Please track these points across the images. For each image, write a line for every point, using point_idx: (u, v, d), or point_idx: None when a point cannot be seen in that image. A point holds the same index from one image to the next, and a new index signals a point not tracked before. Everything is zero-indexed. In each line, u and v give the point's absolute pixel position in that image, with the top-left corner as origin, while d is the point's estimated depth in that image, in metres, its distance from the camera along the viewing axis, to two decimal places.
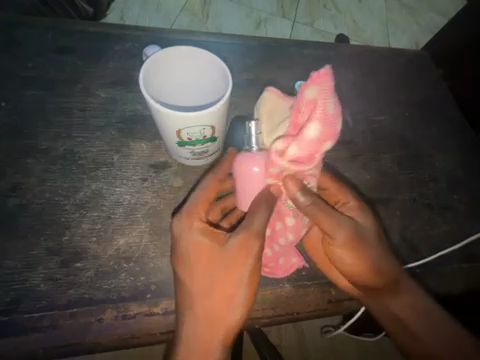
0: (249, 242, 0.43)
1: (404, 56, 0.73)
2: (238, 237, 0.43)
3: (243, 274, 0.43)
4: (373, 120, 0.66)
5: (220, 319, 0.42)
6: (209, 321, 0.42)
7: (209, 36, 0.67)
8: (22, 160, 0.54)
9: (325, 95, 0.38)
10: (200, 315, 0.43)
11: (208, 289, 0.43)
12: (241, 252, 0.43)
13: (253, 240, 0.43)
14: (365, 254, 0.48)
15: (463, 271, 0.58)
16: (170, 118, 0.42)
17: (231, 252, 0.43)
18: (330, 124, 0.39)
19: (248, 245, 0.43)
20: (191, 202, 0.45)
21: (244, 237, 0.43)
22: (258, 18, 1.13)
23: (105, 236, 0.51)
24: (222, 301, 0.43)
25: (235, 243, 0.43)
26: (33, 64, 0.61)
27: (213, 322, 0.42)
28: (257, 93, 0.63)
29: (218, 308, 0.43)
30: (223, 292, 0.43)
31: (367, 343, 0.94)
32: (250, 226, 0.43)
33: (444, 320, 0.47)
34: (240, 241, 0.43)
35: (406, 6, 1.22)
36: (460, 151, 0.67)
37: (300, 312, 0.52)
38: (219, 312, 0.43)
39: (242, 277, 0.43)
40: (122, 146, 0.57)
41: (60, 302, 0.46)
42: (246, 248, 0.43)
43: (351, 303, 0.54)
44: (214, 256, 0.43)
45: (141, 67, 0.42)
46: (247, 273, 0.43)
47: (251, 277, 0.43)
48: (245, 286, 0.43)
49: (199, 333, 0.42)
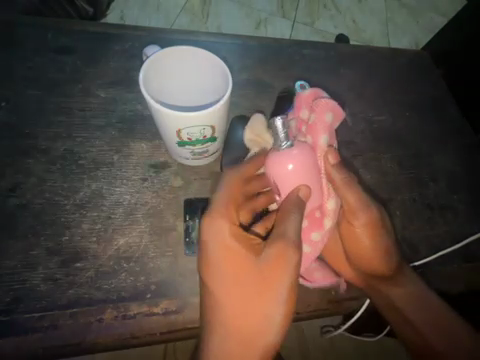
0: (285, 253, 0.40)
1: (403, 56, 0.73)
2: (274, 247, 0.40)
3: (281, 288, 0.40)
4: (373, 120, 0.66)
5: (254, 335, 0.40)
6: (242, 337, 0.41)
7: (209, 36, 0.67)
8: (22, 160, 0.54)
9: (313, 84, 0.45)
10: (233, 330, 0.41)
11: (240, 301, 0.41)
12: (279, 264, 0.40)
13: (290, 250, 0.40)
14: (379, 241, 0.51)
15: (464, 272, 0.58)
16: (170, 118, 0.42)
17: (267, 264, 0.40)
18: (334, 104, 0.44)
19: (285, 257, 0.40)
20: (215, 200, 0.44)
21: (280, 246, 0.40)
22: (258, 18, 1.13)
23: (105, 236, 0.51)
24: (257, 317, 0.40)
25: (271, 253, 0.40)
26: (33, 64, 0.60)
27: (246, 338, 0.40)
28: (257, 93, 0.63)
29: (253, 324, 0.40)
30: (259, 307, 0.40)
31: (367, 343, 0.94)
32: (284, 232, 0.41)
33: (444, 313, 0.51)
34: (276, 252, 0.40)
35: (406, 6, 1.22)
36: (460, 151, 0.67)
37: (300, 312, 0.52)
38: (253, 328, 0.40)
39: (279, 291, 0.40)
40: (122, 146, 0.57)
41: (60, 302, 0.46)
42: (283, 260, 0.40)
43: (351, 302, 0.54)
44: (248, 269, 0.41)
45: (141, 67, 0.42)
46: (286, 286, 0.40)
47: (289, 290, 0.40)
48: (283, 300, 0.40)
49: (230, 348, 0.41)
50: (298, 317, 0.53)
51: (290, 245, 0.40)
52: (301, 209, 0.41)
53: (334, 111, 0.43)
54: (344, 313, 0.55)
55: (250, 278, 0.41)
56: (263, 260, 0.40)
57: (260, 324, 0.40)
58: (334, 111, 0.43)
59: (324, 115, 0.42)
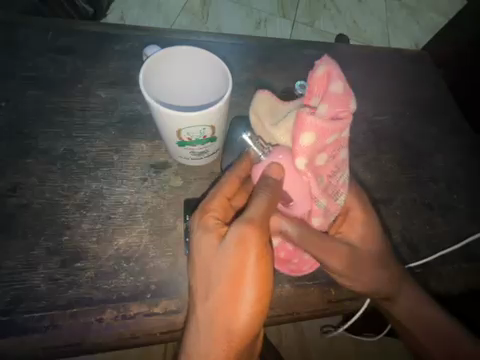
0: (243, 234, 0.38)
1: (403, 56, 0.73)
2: (233, 233, 0.39)
3: (246, 274, 0.38)
4: (372, 120, 0.66)
5: (227, 325, 0.39)
6: (216, 329, 0.40)
7: (209, 36, 0.67)
8: (22, 160, 0.54)
9: (332, 76, 0.39)
10: (209, 323, 0.40)
11: (213, 294, 0.40)
12: (240, 249, 0.38)
13: (249, 235, 0.38)
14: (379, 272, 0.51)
15: (464, 272, 0.58)
16: (170, 118, 0.42)
17: (229, 252, 0.39)
18: (338, 99, 0.38)
19: (245, 241, 0.38)
20: (208, 199, 0.45)
21: (238, 232, 0.38)
22: (258, 18, 1.13)
23: (105, 236, 0.51)
24: (228, 306, 0.39)
25: (231, 241, 0.39)
26: (33, 64, 0.60)
27: (220, 330, 0.39)
28: (256, 93, 0.64)
29: (224, 316, 0.39)
30: (229, 296, 0.39)
31: (367, 343, 0.94)
32: (250, 218, 0.39)
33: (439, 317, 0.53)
34: (237, 238, 0.38)
35: (405, 6, 1.22)
36: (460, 151, 0.67)
37: (300, 312, 0.52)
38: (226, 319, 0.39)
39: (245, 276, 0.38)
40: (122, 146, 0.57)
41: (60, 302, 0.46)
42: (242, 243, 0.38)
43: (351, 302, 0.54)
44: (215, 259, 0.40)
45: (141, 67, 0.42)
46: (252, 271, 0.38)
47: (256, 272, 0.38)
48: (252, 284, 0.38)
49: (206, 341, 0.40)
50: (297, 317, 0.53)
51: (253, 228, 0.38)
52: (268, 190, 0.41)
53: (322, 130, 0.37)
54: (344, 312, 0.55)
55: (216, 268, 0.39)
56: (225, 249, 0.39)
57: (230, 314, 0.39)
58: (329, 125, 0.37)
59: (301, 133, 0.37)
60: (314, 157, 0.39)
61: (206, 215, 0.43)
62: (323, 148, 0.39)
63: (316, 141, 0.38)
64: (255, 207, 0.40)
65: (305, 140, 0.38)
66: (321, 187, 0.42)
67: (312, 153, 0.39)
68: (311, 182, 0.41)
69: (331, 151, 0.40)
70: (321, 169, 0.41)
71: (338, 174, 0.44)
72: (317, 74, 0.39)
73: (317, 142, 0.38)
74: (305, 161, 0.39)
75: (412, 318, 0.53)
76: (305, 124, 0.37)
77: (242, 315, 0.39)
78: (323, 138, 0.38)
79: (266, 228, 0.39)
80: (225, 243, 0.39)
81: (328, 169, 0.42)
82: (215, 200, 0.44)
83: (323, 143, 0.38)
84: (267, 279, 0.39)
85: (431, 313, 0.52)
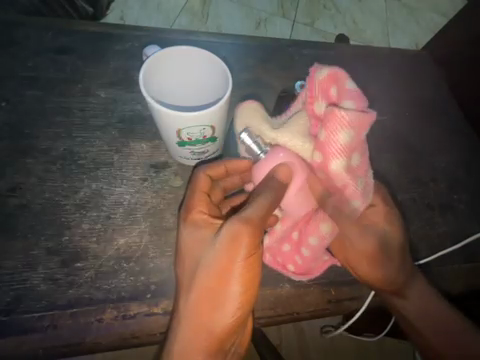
0: (237, 231, 0.38)
1: (403, 56, 0.73)
2: (227, 230, 0.38)
3: (234, 273, 0.38)
4: (373, 120, 0.66)
5: (207, 320, 0.38)
6: (196, 328, 0.39)
7: (209, 36, 0.67)
8: (22, 160, 0.54)
9: (337, 77, 0.40)
10: (190, 322, 0.39)
11: (197, 288, 0.39)
12: (232, 247, 0.38)
13: (242, 232, 0.38)
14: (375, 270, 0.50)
15: (464, 272, 0.58)
16: (170, 118, 0.42)
17: (220, 248, 0.38)
18: (356, 96, 0.39)
19: (238, 240, 0.38)
20: (190, 195, 0.45)
21: (232, 228, 0.38)
22: (258, 18, 1.13)
23: (105, 236, 0.51)
24: (211, 302, 0.38)
25: (223, 236, 0.38)
26: (32, 64, 0.60)
27: (200, 325, 0.39)
28: (257, 92, 0.64)
29: (206, 311, 0.38)
30: (213, 291, 0.38)
31: (367, 343, 0.94)
32: (244, 215, 0.39)
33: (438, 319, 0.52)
34: (230, 234, 0.38)
35: (406, 6, 1.22)
36: (460, 151, 0.67)
37: (300, 312, 0.52)
38: (206, 316, 0.38)
39: (233, 275, 0.38)
40: (122, 146, 0.57)
41: (60, 302, 0.46)
42: (235, 241, 0.38)
43: (351, 303, 0.54)
44: (204, 255, 0.39)
45: (141, 67, 0.42)
46: (241, 270, 0.38)
47: (243, 271, 0.38)
48: (239, 283, 0.38)
49: (184, 340, 0.39)
50: (298, 317, 0.53)
51: (247, 227, 0.38)
52: (272, 191, 0.40)
53: (358, 122, 0.38)
54: (344, 313, 0.55)
55: (203, 263, 0.39)
56: (216, 246, 0.38)
57: (213, 312, 0.38)
58: (363, 119, 0.38)
59: (337, 131, 0.38)
60: (349, 156, 0.40)
61: (194, 211, 0.44)
62: (355, 146, 0.40)
63: (353, 138, 0.38)
64: (256, 206, 0.40)
65: (343, 138, 0.38)
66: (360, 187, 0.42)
67: (349, 154, 0.39)
68: (350, 183, 0.41)
69: (361, 150, 0.41)
70: (356, 169, 0.41)
71: (369, 171, 0.44)
72: (320, 77, 0.40)
73: (353, 141, 0.39)
74: (343, 162, 0.39)
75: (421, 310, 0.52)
76: (340, 121, 0.37)
77: (224, 314, 0.38)
78: (359, 135, 0.39)
79: (259, 229, 0.39)
80: (216, 241, 0.38)
81: (361, 170, 0.42)
82: (196, 195, 0.45)
83: (357, 140, 0.39)
84: (253, 279, 0.39)
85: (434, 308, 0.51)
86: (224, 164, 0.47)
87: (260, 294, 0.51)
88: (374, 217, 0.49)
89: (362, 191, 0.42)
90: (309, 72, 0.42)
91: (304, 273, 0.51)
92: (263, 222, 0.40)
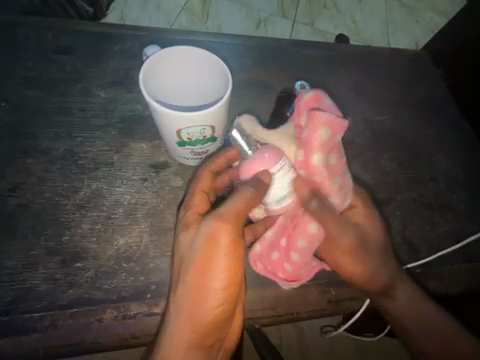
0: (217, 229, 0.38)
1: (403, 56, 0.73)
2: (208, 226, 0.38)
3: (215, 268, 0.38)
4: (372, 120, 0.66)
5: (191, 314, 0.39)
6: (181, 323, 0.39)
7: (209, 36, 0.67)
8: (22, 160, 0.54)
9: (320, 96, 0.41)
10: (176, 318, 0.39)
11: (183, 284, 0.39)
12: (210, 243, 0.38)
13: (221, 229, 0.38)
14: (360, 262, 0.50)
15: (464, 273, 0.58)
16: (170, 118, 0.42)
17: (200, 244, 0.38)
18: (335, 110, 0.42)
19: (214, 235, 0.38)
20: (190, 195, 0.46)
21: (213, 225, 0.38)
22: (258, 18, 1.12)
23: (105, 236, 0.51)
24: (195, 297, 0.39)
25: (204, 233, 0.38)
26: (32, 64, 0.60)
27: (185, 320, 0.39)
28: (256, 92, 0.63)
29: (190, 306, 0.39)
30: (197, 286, 0.39)
31: (366, 343, 0.94)
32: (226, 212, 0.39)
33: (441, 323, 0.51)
34: (210, 231, 0.38)
35: (405, 5, 1.22)
36: (460, 151, 0.67)
37: (300, 312, 0.52)
38: (191, 311, 0.39)
39: (213, 270, 0.38)
40: (122, 146, 0.57)
41: (60, 302, 0.46)
42: (214, 238, 0.38)
43: (351, 302, 0.54)
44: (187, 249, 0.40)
45: (141, 67, 0.42)
46: (218, 265, 0.38)
47: (225, 267, 0.38)
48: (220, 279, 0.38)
49: (171, 332, 0.40)
50: (298, 317, 0.53)
51: (223, 222, 0.38)
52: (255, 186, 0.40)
53: (334, 124, 0.40)
54: (344, 312, 0.55)
55: (188, 259, 0.39)
56: (195, 241, 0.39)
57: (195, 307, 0.39)
58: (337, 122, 0.40)
59: (315, 131, 0.40)
60: (327, 154, 0.42)
61: (190, 211, 0.44)
62: (332, 147, 0.42)
63: (329, 137, 0.40)
64: (238, 198, 0.40)
65: (321, 136, 0.40)
66: (336, 188, 0.44)
67: (327, 150, 0.41)
68: (325, 181, 0.43)
69: (338, 151, 0.43)
70: (334, 168, 0.43)
71: (346, 173, 0.45)
72: (306, 96, 0.41)
73: (329, 140, 0.41)
74: (321, 156, 0.41)
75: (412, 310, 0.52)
76: (319, 122, 0.39)
77: (206, 309, 0.39)
78: (334, 137, 0.41)
79: (238, 223, 0.39)
80: (196, 236, 0.39)
81: (339, 169, 0.44)
82: (195, 196, 0.46)
83: (332, 142, 0.41)
84: (235, 273, 0.39)
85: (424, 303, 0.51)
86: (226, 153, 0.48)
87: (260, 294, 0.50)
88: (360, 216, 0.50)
89: (339, 190, 0.44)
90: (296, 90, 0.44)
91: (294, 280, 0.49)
92: (241, 217, 0.39)
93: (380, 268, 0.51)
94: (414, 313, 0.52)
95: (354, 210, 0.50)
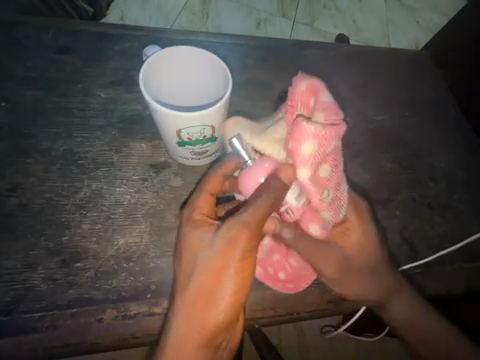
0: (236, 234, 0.38)
1: (403, 56, 0.73)
2: (227, 231, 0.39)
3: (231, 272, 0.39)
4: (372, 120, 0.66)
5: (202, 316, 0.39)
6: (189, 324, 0.39)
7: (209, 36, 0.67)
8: (22, 160, 0.54)
9: (317, 89, 0.40)
10: (184, 320, 0.40)
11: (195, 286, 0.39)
12: (230, 248, 0.38)
13: (241, 234, 0.38)
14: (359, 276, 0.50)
15: (464, 273, 0.58)
16: (170, 118, 0.42)
17: (218, 248, 0.39)
18: (331, 107, 0.40)
19: (235, 242, 0.38)
20: (195, 197, 0.45)
21: (233, 230, 0.38)
22: (258, 18, 1.12)
23: (105, 236, 0.51)
24: (207, 299, 0.39)
25: (223, 237, 0.39)
26: (32, 64, 0.60)
27: (194, 322, 0.39)
28: (256, 92, 0.64)
29: (201, 308, 0.39)
30: (210, 289, 0.39)
31: (367, 343, 0.94)
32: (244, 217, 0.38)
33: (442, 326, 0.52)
34: (230, 236, 0.39)
35: (405, 5, 1.22)
36: (460, 151, 0.67)
37: (300, 312, 0.52)
38: (202, 312, 0.39)
39: (229, 274, 0.39)
40: (122, 146, 0.57)
41: (60, 302, 0.46)
42: (233, 242, 0.38)
43: (351, 303, 0.54)
44: (202, 253, 0.40)
45: (141, 67, 0.42)
46: (236, 272, 0.39)
47: (240, 271, 0.39)
48: (235, 282, 0.39)
49: (178, 333, 0.40)
50: (298, 317, 0.53)
51: (246, 229, 0.38)
52: (270, 194, 0.39)
53: (322, 134, 0.37)
54: (345, 312, 0.55)
55: (202, 261, 0.39)
56: (214, 246, 0.39)
57: (205, 311, 0.39)
58: (328, 130, 0.37)
59: (301, 140, 0.36)
60: (317, 167, 0.38)
61: (196, 211, 0.44)
62: (323, 157, 0.39)
63: (317, 148, 0.37)
64: (254, 209, 0.39)
65: (309, 146, 0.37)
66: (326, 200, 0.41)
67: (315, 163, 0.38)
68: (314, 194, 0.40)
69: (332, 161, 0.39)
70: (325, 180, 0.40)
71: (342, 185, 0.42)
72: (300, 88, 0.40)
73: (319, 152, 0.37)
74: (308, 171, 0.38)
75: (410, 318, 0.52)
76: (305, 133, 0.36)
77: (218, 311, 0.39)
78: (325, 146, 0.37)
79: (259, 232, 0.39)
80: (215, 240, 0.39)
81: (332, 181, 0.41)
82: (201, 197, 0.44)
83: (324, 152, 0.38)
84: (249, 280, 0.40)
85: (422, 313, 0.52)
86: (225, 165, 0.45)
87: (260, 294, 0.51)
88: (352, 230, 0.49)
89: (330, 203, 0.41)
90: (293, 80, 0.41)
91: (293, 285, 0.51)
92: (262, 226, 0.39)
93: (377, 283, 0.51)
94: (409, 321, 0.52)
95: (348, 224, 0.48)
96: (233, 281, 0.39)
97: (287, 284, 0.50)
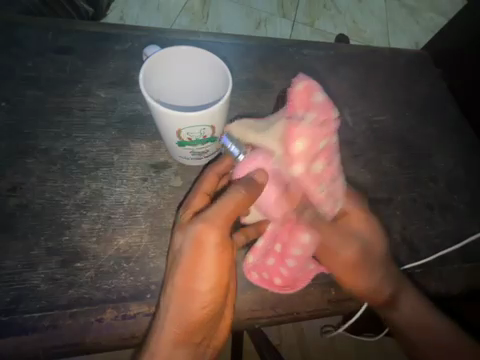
0: (200, 232, 0.39)
1: (403, 56, 0.73)
2: (193, 230, 0.39)
3: (202, 268, 0.39)
4: (373, 120, 0.66)
5: (181, 313, 0.39)
6: (170, 322, 0.40)
7: (209, 37, 0.67)
8: (23, 160, 0.54)
9: (312, 89, 0.45)
10: (165, 318, 0.40)
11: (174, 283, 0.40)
12: (197, 247, 0.39)
13: (206, 232, 0.39)
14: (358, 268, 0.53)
15: (464, 272, 0.58)
16: (170, 118, 0.42)
17: (187, 246, 0.39)
18: (322, 108, 0.44)
19: (202, 239, 0.39)
20: (190, 197, 0.46)
21: (199, 228, 0.39)
22: (258, 18, 1.13)
23: (105, 236, 0.51)
24: (183, 297, 0.40)
25: (190, 236, 0.39)
26: (33, 64, 0.60)
27: (175, 319, 0.40)
28: (257, 92, 0.64)
29: (179, 305, 0.40)
30: (184, 285, 0.40)
31: (367, 343, 0.94)
32: (209, 215, 0.39)
33: (445, 332, 0.51)
34: (195, 234, 0.39)
35: (405, 5, 1.22)
36: (460, 151, 0.67)
37: (300, 312, 0.51)
38: (179, 310, 0.40)
39: (199, 269, 0.39)
40: (122, 146, 0.57)
41: (60, 302, 0.46)
42: (199, 240, 0.39)
43: (352, 302, 0.54)
44: (176, 250, 0.41)
45: (141, 67, 0.42)
46: (209, 266, 0.39)
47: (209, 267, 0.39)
48: (205, 278, 0.39)
49: (160, 330, 0.40)
50: (298, 318, 0.52)
51: (210, 226, 0.39)
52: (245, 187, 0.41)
53: (313, 133, 0.44)
54: (345, 313, 0.55)
55: (177, 260, 0.40)
56: (183, 246, 0.40)
57: (180, 305, 0.39)
58: (319, 129, 0.44)
59: (293, 140, 0.44)
60: (310, 162, 0.44)
61: (190, 209, 0.45)
62: (317, 153, 0.44)
63: (308, 145, 0.44)
64: (227, 200, 0.40)
65: (299, 145, 0.44)
66: (322, 193, 0.46)
67: (308, 159, 0.44)
68: (309, 188, 0.45)
69: (326, 157, 0.45)
70: (319, 175, 0.45)
71: (339, 178, 0.47)
72: (297, 89, 0.45)
73: (309, 149, 0.44)
74: (302, 167, 0.44)
75: (413, 318, 0.52)
76: (296, 132, 0.44)
77: (194, 306, 0.40)
78: (314, 142, 0.44)
79: (227, 225, 0.40)
80: (184, 237, 0.40)
81: (327, 175, 0.46)
82: (195, 197, 0.46)
83: (315, 149, 0.44)
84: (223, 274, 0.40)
85: (425, 312, 0.52)
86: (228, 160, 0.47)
87: (260, 293, 0.51)
88: (351, 221, 0.53)
89: (325, 195, 0.46)
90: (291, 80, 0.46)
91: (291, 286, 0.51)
92: (226, 221, 0.40)
93: (383, 279, 0.53)
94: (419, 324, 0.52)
95: (347, 217, 0.53)
96: (203, 275, 0.39)
97: (283, 288, 0.51)
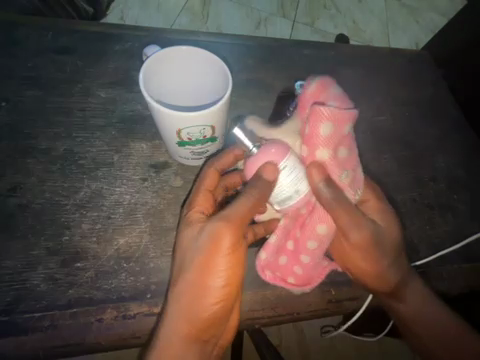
0: (218, 230, 0.39)
1: (402, 56, 0.73)
2: (212, 227, 0.40)
3: (217, 268, 0.39)
4: (373, 120, 0.66)
5: (193, 313, 0.40)
6: (180, 321, 0.40)
7: (209, 37, 0.67)
8: (22, 160, 0.54)
9: (326, 85, 0.41)
10: (176, 317, 0.40)
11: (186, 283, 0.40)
12: (213, 247, 0.39)
13: (224, 232, 0.39)
14: (377, 261, 0.50)
15: (464, 273, 0.57)
16: (170, 118, 0.42)
17: (203, 244, 0.40)
18: (341, 96, 0.40)
19: (218, 238, 0.39)
20: (194, 195, 0.46)
21: (216, 227, 0.40)
22: (258, 18, 1.12)
23: (105, 236, 0.51)
24: (194, 296, 0.40)
25: (207, 234, 0.40)
26: (33, 64, 0.60)
27: (185, 319, 0.40)
28: (257, 92, 0.63)
29: (190, 304, 0.40)
30: (197, 284, 0.40)
31: (367, 343, 0.93)
32: (226, 213, 0.40)
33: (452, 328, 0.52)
34: (212, 232, 0.40)
35: (405, 5, 1.22)
36: (460, 151, 0.67)
37: (300, 312, 0.52)
38: (190, 308, 0.40)
39: (214, 270, 0.39)
40: (122, 146, 0.57)
41: (60, 302, 0.46)
42: (216, 238, 0.39)
43: (352, 303, 0.54)
44: (189, 251, 0.41)
45: (141, 67, 0.42)
46: (224, 265, 0.40)
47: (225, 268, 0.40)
48: (220, 278, 0.40)
49: (169, 329, 0.40)
50: (298, 318, 0.52)
51: (227, 225, 0.39)
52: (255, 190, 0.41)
53: (338, 118, 0.39)
54: (345, 313, 0.55)
55: (190, 258, 0.40)
56: (199, 244, 0.40)
57: (192, 307, 0.40)
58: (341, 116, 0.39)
59: (317, 126, 0.39)
60: (335, 149, 0.41)
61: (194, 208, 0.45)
62: (340, 141, 0.41)
63: (333, 131, 0.39)
64: (239, 202, 0.41)
65: (324, 131, 0.39)
66: (346, 181, 0.43)
67: (334, 146, 0.40)
68: (334, 173, 0.42)
69: (348, 145, 0.42)
70: (344, 162, 0.42)
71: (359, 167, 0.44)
72: (311, 82, 0.41)
73: (334, 136, 0.40)
74: (327, 154, 0.41)
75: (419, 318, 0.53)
76: (320, 117, 0.39)
77: (207, 307, 0.40)
78: (339, 129, 0.39)
79: (241, 226, 0.40)
80: (201, 235, 0.40)
81: (349, 164, 0.43)
82: (199, 194, 0.46)
83: (339, 136, 0.40)
84: (237, 273, 0.41)
85: (430, 310, 0.52)
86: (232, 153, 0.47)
87: (259, 294, 0.51)
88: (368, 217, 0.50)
89: (349, 184, 0.43)
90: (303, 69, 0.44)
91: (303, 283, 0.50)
92: (244, 222, 0.41)
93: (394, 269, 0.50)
94: (418, 319, 0.53)
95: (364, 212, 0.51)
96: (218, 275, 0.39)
97: (295, 284, 0.49)
